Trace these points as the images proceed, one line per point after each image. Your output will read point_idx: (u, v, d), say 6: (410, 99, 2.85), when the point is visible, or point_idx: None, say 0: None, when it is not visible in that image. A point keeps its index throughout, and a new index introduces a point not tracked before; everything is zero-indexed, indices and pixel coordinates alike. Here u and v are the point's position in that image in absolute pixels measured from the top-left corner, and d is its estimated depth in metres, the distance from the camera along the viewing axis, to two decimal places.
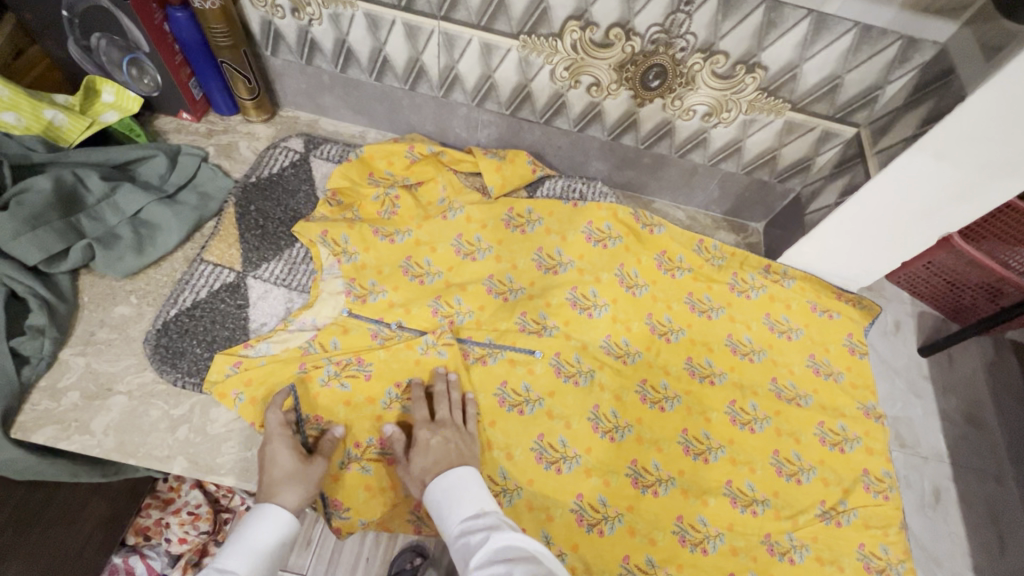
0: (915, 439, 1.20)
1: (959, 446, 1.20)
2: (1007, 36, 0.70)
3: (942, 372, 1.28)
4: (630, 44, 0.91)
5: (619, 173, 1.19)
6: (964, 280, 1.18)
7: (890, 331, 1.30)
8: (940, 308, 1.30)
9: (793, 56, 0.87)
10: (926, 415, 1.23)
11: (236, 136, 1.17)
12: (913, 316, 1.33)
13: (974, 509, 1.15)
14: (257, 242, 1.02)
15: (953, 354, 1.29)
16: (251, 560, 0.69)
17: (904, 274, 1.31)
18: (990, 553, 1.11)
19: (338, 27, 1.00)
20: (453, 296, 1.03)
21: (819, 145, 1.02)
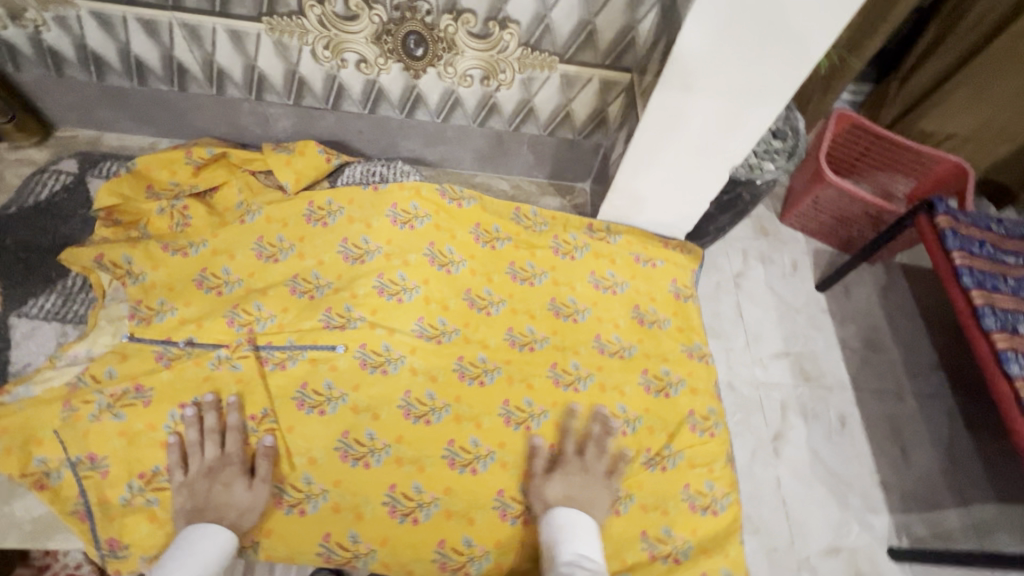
0: (819, 370, 1.24)
1: (859, 370, 1.26)
2: None
3: (839, 303, 1.33)
4: (375, 13, 0.87)
5: (431, 150, 1.15)
6: (849, 213, 1.29)
7: (789, 273, 1.35)
8: (832, 242, 1.39)
9: (536, 6, 0.86)
10: (828, 346, 1.27)
11: (6, 165, 1.06)
12: (809, 254, 1.39)
13: (876, 427, 1.20)
14: (21, 277, 0.94)
15: (848, 285, 1.35)
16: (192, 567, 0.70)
17: (797, 215, 1.38)
18: (895, 467, 1.16)
19: (70, 31, 0.93)
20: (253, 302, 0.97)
21: (603, 95, 1.00)
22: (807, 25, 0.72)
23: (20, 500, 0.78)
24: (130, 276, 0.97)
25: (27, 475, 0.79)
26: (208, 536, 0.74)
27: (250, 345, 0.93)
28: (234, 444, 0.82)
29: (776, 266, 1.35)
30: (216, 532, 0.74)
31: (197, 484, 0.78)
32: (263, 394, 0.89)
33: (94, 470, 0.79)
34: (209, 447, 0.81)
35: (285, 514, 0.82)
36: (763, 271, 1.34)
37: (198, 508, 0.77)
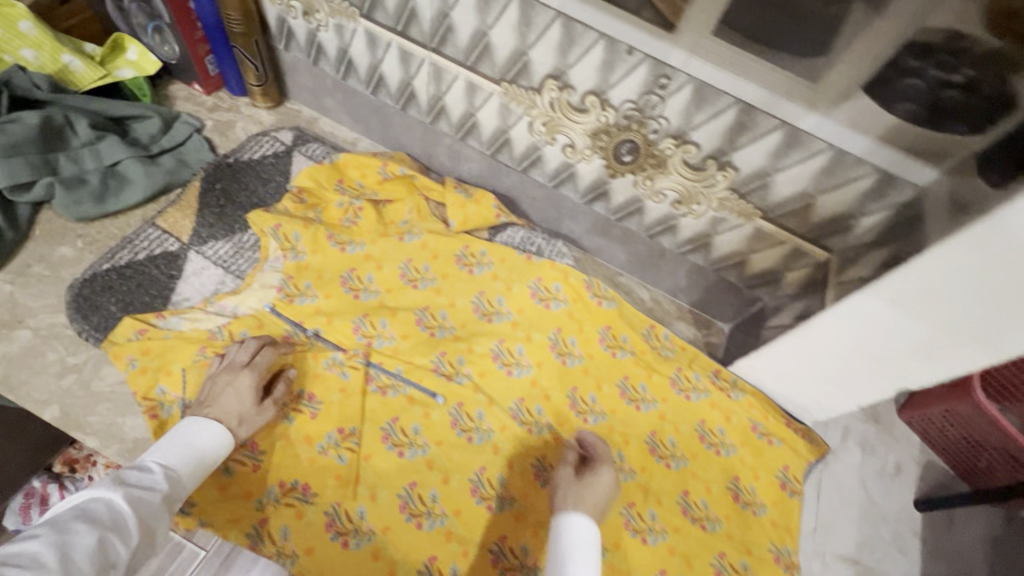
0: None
1: None
2: (974, 195, 0.64)
3: (936, 534, 1.05)
4: (604, 114, 0.88)
5: (590, 238, 1.16)
6: (983, 439, 0.99)
7: (887, 474, 1.09)
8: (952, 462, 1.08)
9: (765, 163, 0.82)
10: None
11: (238, 117, 1.22)
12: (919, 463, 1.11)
13: None
14: (212, 220, 1.05)
15: (954, 514, 1.07)
16: (187, 457, 0.72)
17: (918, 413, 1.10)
18: None
19: (341, 37, 1.03)
20: (380, 319, 1.01)
21: (790, 261, 0.95)
22: None
23: (131, 418, 0.85)
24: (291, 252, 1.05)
25: (146, 400, 0.85)
26: (206, 431, 0.76)
27: (364, 358, 0.97)
28: (262, 355, 0.87)
29: (874, 458, 1.10)
30: (218, 432, 0.76)
31: (219, 376, 0.83)
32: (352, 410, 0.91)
33: None
34: (242, 350, 0.86)
35: (329, 539, 0.82)
36: (859, 459, 1.09)
37: (208, 395, 0.81)
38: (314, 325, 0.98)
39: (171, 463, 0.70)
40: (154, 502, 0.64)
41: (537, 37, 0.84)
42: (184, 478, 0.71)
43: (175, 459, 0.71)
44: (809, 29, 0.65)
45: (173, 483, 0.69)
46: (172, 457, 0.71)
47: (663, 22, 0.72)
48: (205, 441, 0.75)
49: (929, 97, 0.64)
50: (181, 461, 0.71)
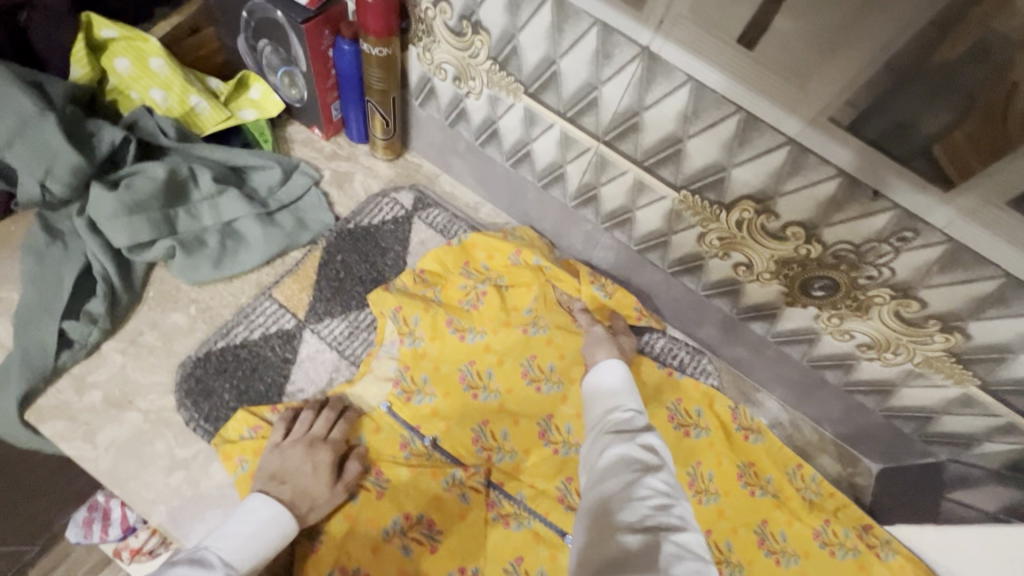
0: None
1: None
2: None
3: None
4: (806, 248, 0.75)
5: (732, 349, 1.03)
6: None
7: None
8: None
9: (1012, 340, 0.68)
10: None
11: (355, 168, 1.12)
12: None
13: None
14: (329, 293, 0.96)
15: None
16: (247, 548, 0.69)
17: None
18: None
19: (492, 108, 0.92)
20: (501, 430, 0.91)
21: (995, 432, 0.80)
22: None
23: None
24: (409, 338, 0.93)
25: None
26: (271, 516, 0.72)
27: (484, 477, 0.87)
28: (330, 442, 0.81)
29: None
30: (275, 522, 0.72)
31: (293, 450, 0.78)
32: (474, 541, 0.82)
33: (311, 540, 0.78)
34: (318, 422, 0.82)
35: None
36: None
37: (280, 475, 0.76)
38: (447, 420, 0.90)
39: (230, 558, 0.68)
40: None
41: (749, 157, 0.71)
42: (240, 572, 0.68)
43: (233, 550, 0.69)
44: None
45: None
46: (228, 547, 0.68)
47: (939, 179, 0.59)
48: (266, 530, 0.71)
49: None
50: (239, 552, 0.68)
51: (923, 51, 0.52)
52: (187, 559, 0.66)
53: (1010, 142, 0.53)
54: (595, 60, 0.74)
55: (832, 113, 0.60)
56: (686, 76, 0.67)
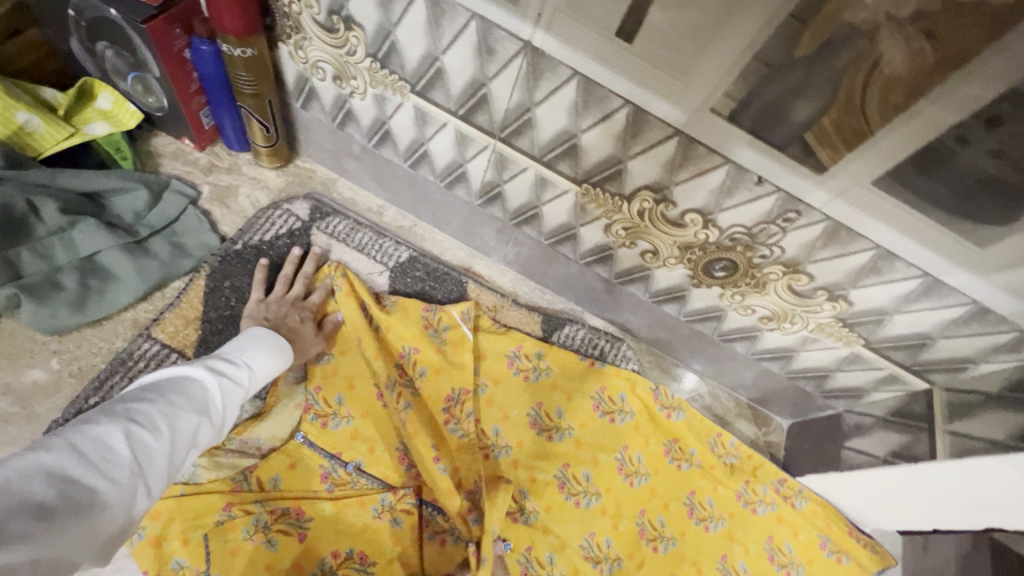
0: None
1: None
2: None
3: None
4: (704, 233, 0.77)
5: (651, 330, 1.05)
6: None
7: None
8: None
9: (887, 304, 0.74)
10: None
11: (239, 180, 1.02)
12: None
13: None
14: (220, 324, 0.86)
15: None
16: (258, 357, 0.76)
17: None
18: None
19: (381, 108, 0.86)
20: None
21: (880, 383, 0.88)
22: None
23: None
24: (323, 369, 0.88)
25: None
26: (276, 345, 0.80)
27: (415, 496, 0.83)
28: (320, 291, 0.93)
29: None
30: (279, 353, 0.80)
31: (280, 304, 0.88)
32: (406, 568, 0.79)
33: None
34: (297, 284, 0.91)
35: None
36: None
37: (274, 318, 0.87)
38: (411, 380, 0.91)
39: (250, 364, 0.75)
40: (237, 395, 0.70)
41: (642, 149, 0.70)
42: (258, 373, 0.76)
43: (254, 360, 0.76)
44: (1000, 199, 0.55)
45: (251, 383, 0.74)
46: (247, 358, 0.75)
47: (813, 164, 0.61)
48: (273, 347, 0.79)
49: None
50: (260, 362, 0.76)
51: (786, 43, 0.52)
52: (217, 357, 0.72)
53: (870, 127, 0.55)
54: (478, 56, 0.70)
55: (712, 105, 0.60)
56: (570, 71, 0.65)
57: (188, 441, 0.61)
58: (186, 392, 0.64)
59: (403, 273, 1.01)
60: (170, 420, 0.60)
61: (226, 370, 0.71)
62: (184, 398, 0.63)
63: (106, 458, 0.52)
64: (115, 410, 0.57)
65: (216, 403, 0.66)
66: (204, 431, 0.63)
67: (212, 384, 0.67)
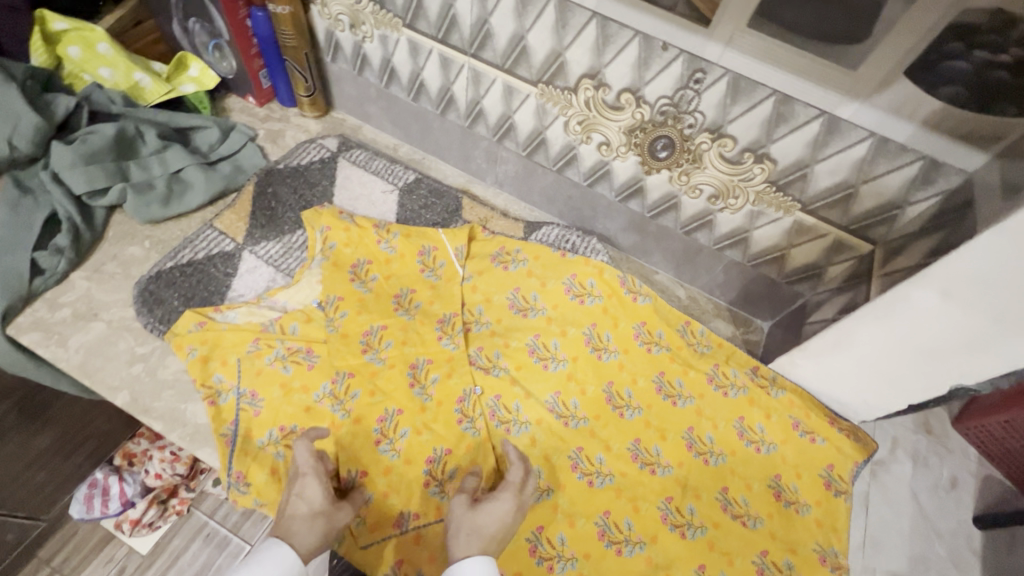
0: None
1: None
2: (965, 202, 0.71)
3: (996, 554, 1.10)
4: (639, 111, 0.90)
5: (626, 236, 1.17)
6: None
7: (944, 488, 1.17)
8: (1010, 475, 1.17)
9: (804, 154, 0.82)
10: None
11: (287, 126, 1.29)
12: (977, 477, 1.19)
13: None
14: (264, 222, 1.12)
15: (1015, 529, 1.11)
16: None
17: (975, 427, 1.18)
18: None
19: (385, 47, 1.09)
20: (419, 361, 0.99)
21: (832, 254, 0.93)
22: None
23: (192, 404, 0.91)
24: (323, 315, 1.01)
25: (204, 387, 0.91)
26: (265, 563, 0.65)
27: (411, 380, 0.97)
28: (334, 216, 1.10)
29: (929, 473, 1.17)
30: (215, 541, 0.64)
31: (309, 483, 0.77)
32: (408, 499, 0.89)
33: (250, 406, 0.91)
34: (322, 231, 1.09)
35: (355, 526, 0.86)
36: (911, 473, 1.17)
37: (310, 222, 1.10)
38: (420, 297, 1.07)
39: None
40: None
41: (573, 38, 0.86)
42: None
43: None
44: (848, 15, 0.65)
45: None
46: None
47: (698, 18, 0.74)
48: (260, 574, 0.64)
49: (976, 78, 0.64)
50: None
51: None
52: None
53: None
54: None
55: None
56: None
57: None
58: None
59: (409, 192, 1.21)
60: None
61: None
62: None
63: None
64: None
65: None
66: None
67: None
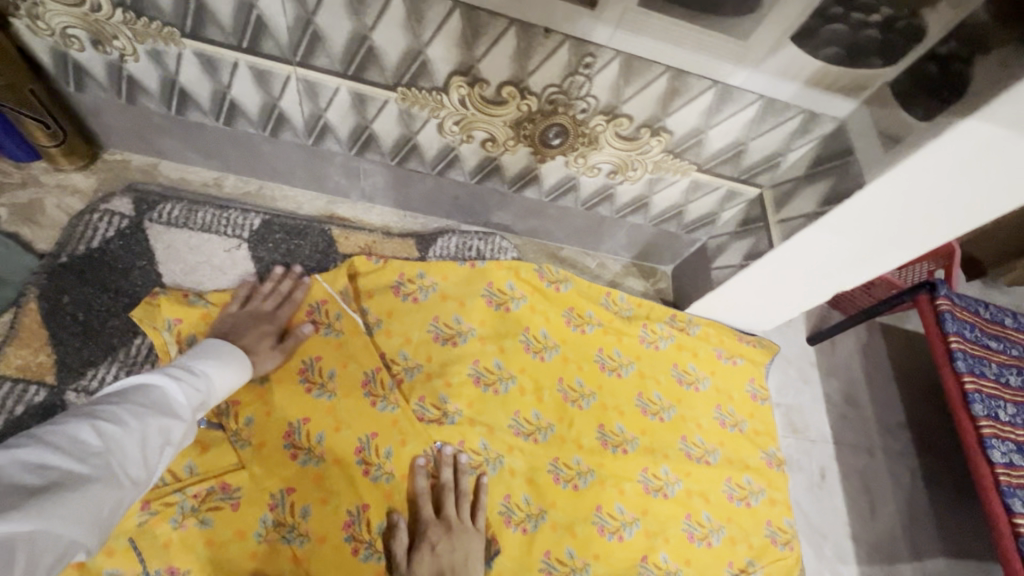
0: (807, 427, 1.20)
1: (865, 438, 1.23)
2: (842, 150, 0.77)
3: (831, 363, 1.28)
4: (525, 103, 0.79)
5: (525, 222, 1.10)
6: None
7: None
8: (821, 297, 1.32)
9: (698, 123, 0.80)
10: (814, 401, 1.23)
11: (43, 192, 0.91)
12: None
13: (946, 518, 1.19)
14: (78, 343, 0.84)
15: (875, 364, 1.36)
16: (218, 365, 0.79)
17: None
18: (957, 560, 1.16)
19: (162, 66, 0.79)
20: (363, 441, 0.86)
21: (725, 202, 0.98)
22: (972, 210, 0.71)
23: None
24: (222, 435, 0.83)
25: None
26: (231, 357, 0.81)
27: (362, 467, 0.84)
28: (178, 309, 0.87)
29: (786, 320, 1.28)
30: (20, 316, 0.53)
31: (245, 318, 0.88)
32: None
33: None
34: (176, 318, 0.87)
35: None
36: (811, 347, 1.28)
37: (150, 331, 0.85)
38: (329, 365, 0.90)
39: (209, 370, 0.77)
40: (197, 401, 0.74)
41: (433, 33, 0.70)
42: (216, 380, 0.77)
43: (212, 368, 0.78)
44: None
45: (212, 390, 0.77)
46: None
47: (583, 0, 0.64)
48: (226, 352, 0.81)
49: (851, 38, 0.66)
50: (220, 373, 0.78)
51: None
52: (172, 364, 0.76)
53: None
54: None
55: None
56: None
57: (161, 440, 0.67)
58: (146, 396, 0.69)
59: (261, 240, 0.97)
60: (150, 404, 0.68)
61: (182, 377, 0.74)
62: (141, 399, 0.68)
63: (81, 448, 0.59)
64: (81, 410, 0.64)
65: (173, 405, 0.70)
66: (171, 431, 0.68)
67: (172, 388, 0.71)
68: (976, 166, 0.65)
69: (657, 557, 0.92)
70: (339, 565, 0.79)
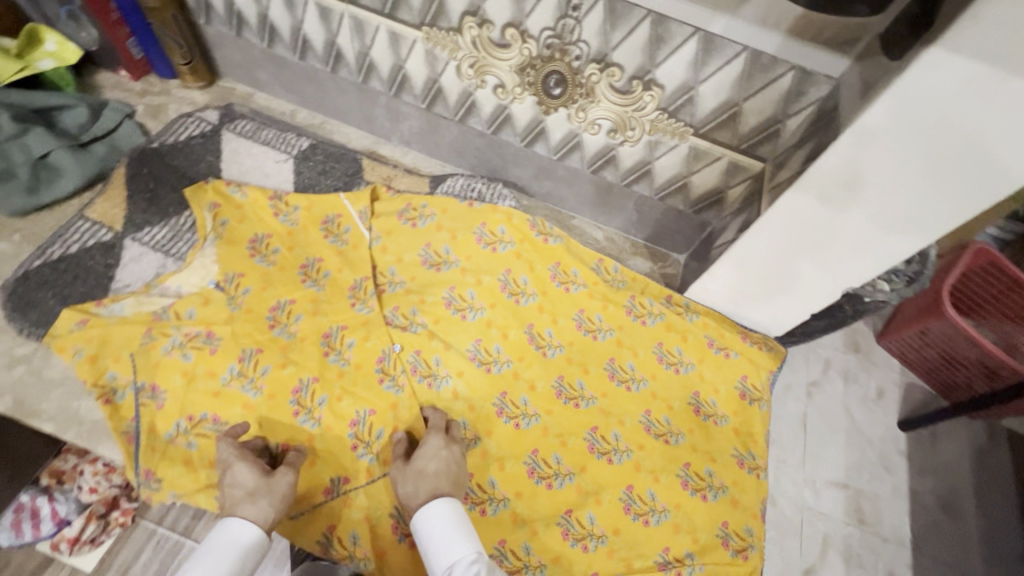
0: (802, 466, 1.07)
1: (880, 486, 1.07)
2: (833, 107, 0.73)
3: (861, 403, 1.13)
4: (526, 47, 0.87)
5: (538, 183, 1.16)
6: (959, 355, 1.04)
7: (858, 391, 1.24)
8: (930, 381, 1.14)
9: (686, 76, 0.82)
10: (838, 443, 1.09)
11: (169, 99, 1.19)
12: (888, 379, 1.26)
13: None
14: (144, 205, 1.03)
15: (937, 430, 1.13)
16: None
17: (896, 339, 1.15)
18: None
19: (259, 2, 1.02)
20: (333, 328, 0.96)
21: (728, 177, 0.95)
22: (970, 177, 0.64)
23: (86, 401, 0.86)
24: (222, 295, 0.96)
25: (97, 387, 0.86)
26: None
27: (325, 349, 0.94)
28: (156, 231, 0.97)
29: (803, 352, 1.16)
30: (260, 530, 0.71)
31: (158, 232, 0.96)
32: (335, 466, 0.87)
33: (152, 400, 0.86)
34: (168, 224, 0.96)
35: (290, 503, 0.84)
36: (843, 389, 1.14)
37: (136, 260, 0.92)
38: (329, 265, 1.02)
39: None
40: None
41: None
42: None
43: None
44: None
45: None
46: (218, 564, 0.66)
47: None
48: None
49: None
50: None
51: None
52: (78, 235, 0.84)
53: None
54: None
55: None
56: None
57: None
58: None
59: (304, 158, 1.15)
60: None
61: None
62: None
63: None
64: None
65: None
66: None
67: None
68: (952, 119, 0.60)
69: (583, 516, 0.89)
70: (285, 424, 0.88)
